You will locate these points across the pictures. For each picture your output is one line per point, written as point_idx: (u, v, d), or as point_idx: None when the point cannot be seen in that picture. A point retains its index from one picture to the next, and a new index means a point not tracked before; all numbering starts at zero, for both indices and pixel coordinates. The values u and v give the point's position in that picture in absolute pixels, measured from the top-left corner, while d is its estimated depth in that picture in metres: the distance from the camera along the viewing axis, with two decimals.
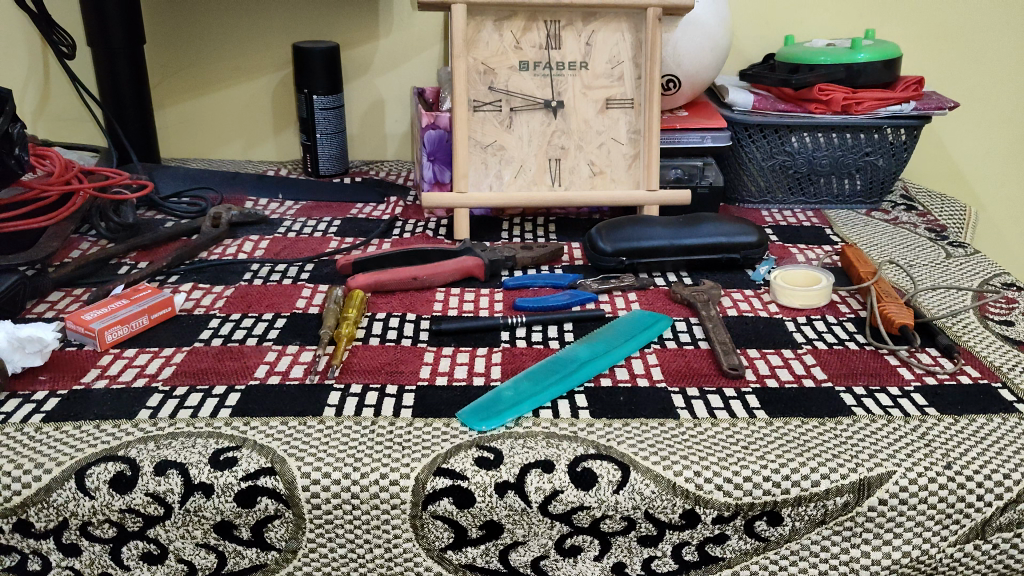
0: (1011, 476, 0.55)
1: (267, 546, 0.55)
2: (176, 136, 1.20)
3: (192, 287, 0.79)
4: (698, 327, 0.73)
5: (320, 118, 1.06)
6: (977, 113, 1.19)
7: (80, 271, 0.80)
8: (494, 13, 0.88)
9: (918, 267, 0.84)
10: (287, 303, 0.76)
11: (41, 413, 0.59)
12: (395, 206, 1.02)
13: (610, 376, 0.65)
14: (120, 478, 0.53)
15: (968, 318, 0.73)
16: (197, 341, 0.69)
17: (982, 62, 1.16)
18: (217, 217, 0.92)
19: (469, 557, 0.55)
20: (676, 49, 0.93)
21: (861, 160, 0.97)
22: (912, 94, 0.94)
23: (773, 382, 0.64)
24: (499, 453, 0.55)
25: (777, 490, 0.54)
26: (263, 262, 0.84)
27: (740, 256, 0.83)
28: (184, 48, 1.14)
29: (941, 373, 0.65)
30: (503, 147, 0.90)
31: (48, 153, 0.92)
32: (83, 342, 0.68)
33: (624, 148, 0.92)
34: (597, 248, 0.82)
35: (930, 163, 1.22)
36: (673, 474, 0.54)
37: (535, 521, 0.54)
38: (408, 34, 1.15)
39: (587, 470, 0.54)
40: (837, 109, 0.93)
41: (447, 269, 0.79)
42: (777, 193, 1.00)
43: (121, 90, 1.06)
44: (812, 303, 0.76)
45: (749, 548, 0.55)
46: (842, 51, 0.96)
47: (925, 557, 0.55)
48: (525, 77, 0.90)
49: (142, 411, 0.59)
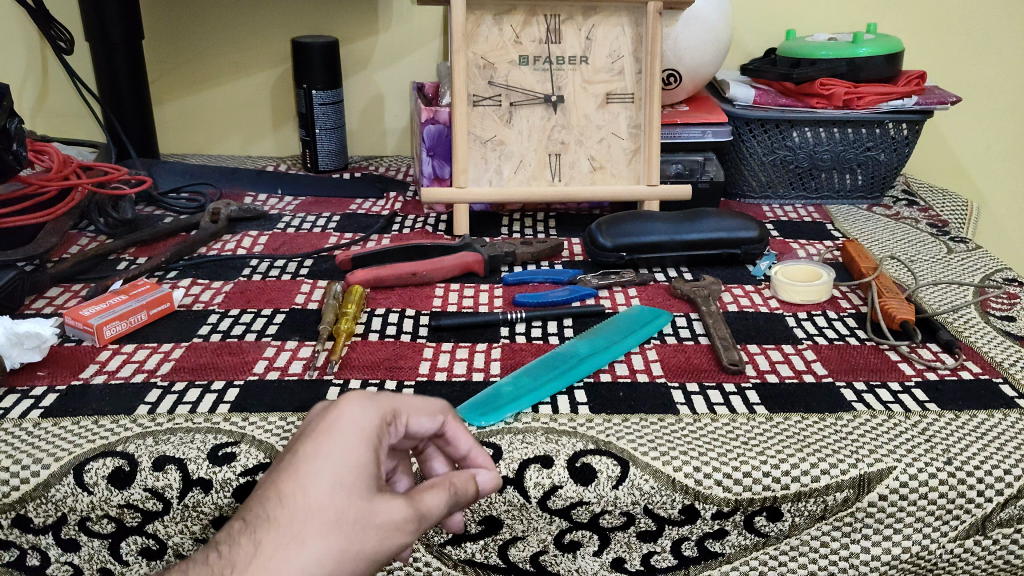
0: (1012, 472, 0.54)
1: None
2: (176, 132, 1.20)
3: (192, 282, 0.79)
4: (698, 323, 0.72)
5: (320, 113, 1.05)
6: (978, 106, 1.18)
7: (80, 265, 0.80)
8: (494, 7, 0.88)
9: (919, 262, 0.84)
10: (286, 299, 0.76)
11: (40, 408, 0.59)
12: (394, 202, 1.02)
13: (610, 371, 0.65)
14: (118, 473, 0.53)
15: (969, 313, 0.73)
16: (197, 336, 0.69)
17: (983, 56, 1.15)
18: (216, 212, 0.91)
19: (469, 552, 0.55)
20: (676, 43, 0.93)
21: (863, 155, 0.97)
22: (914, 89, 0.95)
23: (773, 377, 0.64)
24: (498, 448, 0.55)
25: (777, 485, 0.53)
26: (263, 257, 0.84)
27: (741, 251, 0.82)
28: (184, 43, 1.13)
29: (942, 369, 0.65)
30: (503, 142, 0.90)
31: (47, 149, 0.91)
32: (82, 338, 0.68)
33: (624, 143, 0.91)
34: (597, 244, 0.81)
35: (932, 156, 1.22)
36: (673, 470, 0.54)
37: (534, 516, 0.54)
38: (407, 29, 1.14)
39: (586, 465, 0.54)
40: (839, 104, 0.93)
41: (446, 265, 0.79)
42: (778, 188, 1.00)
43: (120, 86, 1.05)
44: (813, 298, 0.76)
45: (748, 544, 0.55)
46: (843, 46, 0.95)
47: (925, 553, 0.55)
48: (525, 72, 0.89)
49: (141, 406, 0.59)
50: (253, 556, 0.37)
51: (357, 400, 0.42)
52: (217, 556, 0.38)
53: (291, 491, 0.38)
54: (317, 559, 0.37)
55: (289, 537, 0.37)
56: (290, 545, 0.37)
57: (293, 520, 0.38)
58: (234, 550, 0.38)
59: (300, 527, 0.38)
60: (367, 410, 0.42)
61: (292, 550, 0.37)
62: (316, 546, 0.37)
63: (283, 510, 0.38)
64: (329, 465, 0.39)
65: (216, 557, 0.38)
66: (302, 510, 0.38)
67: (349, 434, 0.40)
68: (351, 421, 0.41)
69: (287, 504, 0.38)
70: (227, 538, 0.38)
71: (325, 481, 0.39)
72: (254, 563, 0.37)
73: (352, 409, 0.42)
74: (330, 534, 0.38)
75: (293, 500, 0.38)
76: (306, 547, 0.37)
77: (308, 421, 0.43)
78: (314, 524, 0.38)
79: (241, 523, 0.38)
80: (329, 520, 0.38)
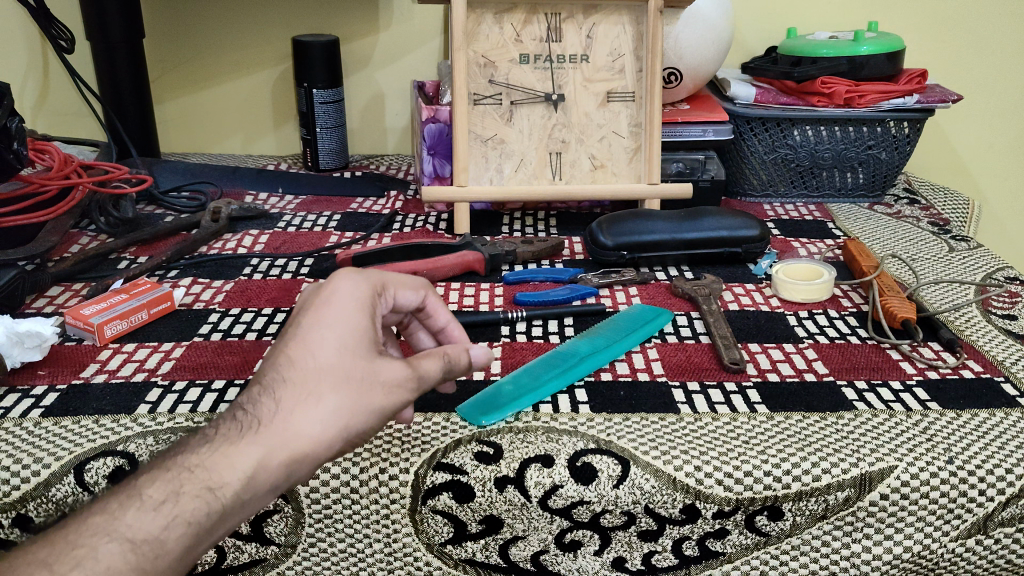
0: (1014, 472, 0.54)
1: (267, 541, 0.55)
2: (177, 131, 1.20)
3: (192, 281, 0.79)
4: (699, 321, 0.72)
5: (320, 112, 1.05)
6: (979, 104, 1.18)
7: (80, 265, 0.80)
8: (494, 6, 0.88)
9: (921, 261, 0.84)
10: (287, 298, 0.76)
11: (41, 408, 0.59)
12: (395, 201, 1.02)
13: (611, 370, 0.65)
14: (119, 473, 0.54)
15: (971, 312, 0.73)
16: (197, 335, 0.69)
17: (984, 55, 1.15)
18: (217, 211, 0.91)
19: (469, 551, 0.55)
20: (677, 41, 0.93)
21: (864, 153, 0.96)
22: (916, 87, 0.95)
23: (774, 376, 0.64)
24: (499, 447, 0.55)
25: (778, 484, 0.53)
26: (263, 256, 0.84)
27: (742, 250, 0.82)
28: (184, 41, 1.13)
29: (944, 368, 0.65)
30: (503, 140, 0.90)
31: (47, 147, 0.91)
32: (83, 337, 0.68)
33: (625, 142, 0.91)
34: (598, 242, 0.81)
35: (932, 155, 1.22)
36: (674, 469, 0.54)
37: (535, 516, 0.54)
38: (408, 27, 1.14)
39: (587, 464, 0.54)
40: (840, 102, 0.93)
41: (447, 264, 0.79)
42: (779, 186, 1.00)
43: (121, 84, 1.05)
44: (814, 297, 0.76)
45: (749, 543, 0.55)
46: (844, 44, 0.95)
47: (927, 552, 0.55)
48: (526, 70, 0.89)
49: (142, 405, 0.59)
50: (276, 413, 0.43)
51: (345, 279, 0.49)
52: (238, 419, 0.43)
53: (302, 354, 0.44)
54: (334, 411, 0.43)
55: (305, 393, 0.43)
56: (307, 400, 0.43)
57: (307, 378, 0.44)
58: (258, 408, 0.43)
59: (315, 384, 0.44)
60: (356, 285, 0.49)
61: (310, 404, 0.43)
62: (331, 400, 0.43)
63: (296, 371, 0.44)
64: (333, 330, 0.45)
65: (240, 414, 0.44)
66: (314, 369, 0.44)
67: (346, 305, 0.47)
68: (345, 295, 0.48)
69: (298, 366, 0.44)
70: (248, 399, 0.44)
71: (331, 344, 0.45)
72: (279, 416, 0.43)
73: (342, 285, 0.48)
74: (343, 388, 0.44)
75: (303, 363, 0.44)
76: (323, 399, 0.43)
77: (303, 298, 0.49)
78: (326, 381, 0.44)
79: (258, 388, 0.44)
80: (339, 377, 0.44)
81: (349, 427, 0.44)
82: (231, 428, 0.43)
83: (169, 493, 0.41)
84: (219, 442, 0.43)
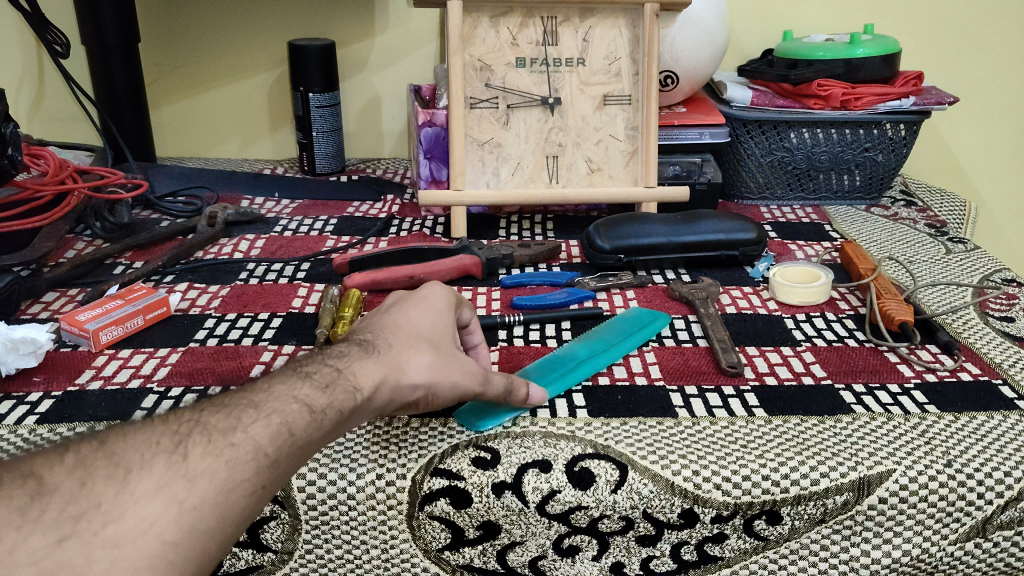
0: (1012, 475, 0.54)
1: (264, 547, 0.55)
2: (173, 135, 1.19)
3: (188, 287, 0.79)
4: (698, 325, 0.72)
5: (315, 116, 1.05)
6: (977, 106, 1.18)
7: (76, 269, 0.80)
8: (491, 9, 0.88)
9: (918, 264, 0.84)
10: (283, 302, 0.76)
11: (35, 415, 0.59)
12: (392, 204, 1.02)
13: (609, 373, 0.64)
14: None
15: (968, 314, 0.73)
16: (192, 341, 0.69)
17: (982, 57, 1.15)
18: (213, 216, 0.91)
19: (467, 557, 0.55)
20: (673, 44, 0.92)
21: (861, 156, 0.96)
22: (912, 90, 0.94)
23: (772, 380, 0.64)
24: (496, 453, 0.55)
25: (776, 489, 0.53)
26: (259, 261, 0.84)
27: (740, 253, 0.82)
28: (180, 45, 1.13)
29: (942, 370, 0.64)
30: (500, 144, 0.90)
31: (42, 152, 0.90)
32: (78, 343, 0.68)
33: (622, 145, 0.91)
34: (596, 246, 0.81)
35: (930, 157, 1.22)
36: (672, 474, 0.53)
37: (533, 521, 0.54)
38: (405, 30, 1.14)
39: (585, 469, 0.54)
40: (836, 104, 0.92)
41: (444, 267, 0.79)
42: (776, 189, 1.00)
43: (117, 88, 1.05)
44: (812, 299, 0.76)
45: (748, 548, 0.55)
46: (841, 47, 0.95)
47: (925, 555, 0.55)
48: (523, 74, 0.89)
49: (136, 412, 0.59)
50: (389, 351, 0.51)
51: (439, 284, 0.59)
52: (360, 347, 0.50)
53: (409, 321, 0.53)
54: (428, 367, 0.51)
55: (411, 346, 0.52)
56: (411, 351, 0.51)
57: (410, 336, 0.52)
58: (379, 342, 0.51)
59: (418, 342, 0.52)
60: (447, 293, 0.59)
61: (413, 355, 0.51)
62: (428, 358, 0.51)
63: (405, 330, 0.53)
64: (432, 316, 0.55)
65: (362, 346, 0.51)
66: (418, 333, 0.53)
67: (442, 302, 0.57)
68: (440, 297, 0.58)
69: (406, 328, 0.53)
70: (369, 337, 0.52)
71: (431, 322, 0.54)
72: (393, 353, 0.50)
73: (436, 289, 0.58)
74: (438, 353, 0.52)
75: (410, 326, 0.53)
76: (422, 354, 0.51)
77: (399, 296, 0.58)
78: (426, 343, 0.52)
79: (374, 333, 0.52)
80: (436, 346, 0.52)
81: (434, 384, 0.51)
82: (357, 350, 0.50)
83: (330, 379, 0.46)
84: (350, 356, 0.49)
